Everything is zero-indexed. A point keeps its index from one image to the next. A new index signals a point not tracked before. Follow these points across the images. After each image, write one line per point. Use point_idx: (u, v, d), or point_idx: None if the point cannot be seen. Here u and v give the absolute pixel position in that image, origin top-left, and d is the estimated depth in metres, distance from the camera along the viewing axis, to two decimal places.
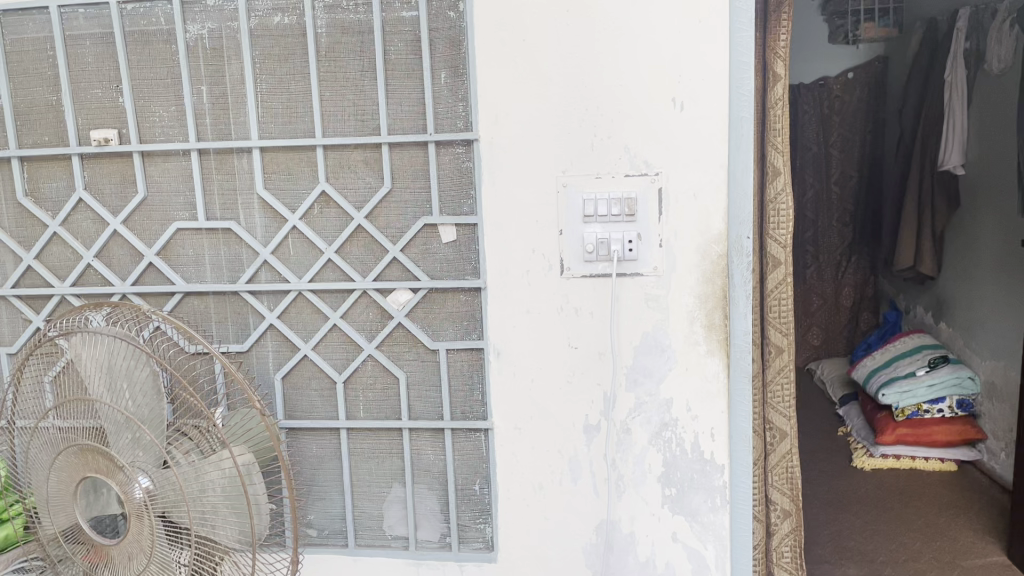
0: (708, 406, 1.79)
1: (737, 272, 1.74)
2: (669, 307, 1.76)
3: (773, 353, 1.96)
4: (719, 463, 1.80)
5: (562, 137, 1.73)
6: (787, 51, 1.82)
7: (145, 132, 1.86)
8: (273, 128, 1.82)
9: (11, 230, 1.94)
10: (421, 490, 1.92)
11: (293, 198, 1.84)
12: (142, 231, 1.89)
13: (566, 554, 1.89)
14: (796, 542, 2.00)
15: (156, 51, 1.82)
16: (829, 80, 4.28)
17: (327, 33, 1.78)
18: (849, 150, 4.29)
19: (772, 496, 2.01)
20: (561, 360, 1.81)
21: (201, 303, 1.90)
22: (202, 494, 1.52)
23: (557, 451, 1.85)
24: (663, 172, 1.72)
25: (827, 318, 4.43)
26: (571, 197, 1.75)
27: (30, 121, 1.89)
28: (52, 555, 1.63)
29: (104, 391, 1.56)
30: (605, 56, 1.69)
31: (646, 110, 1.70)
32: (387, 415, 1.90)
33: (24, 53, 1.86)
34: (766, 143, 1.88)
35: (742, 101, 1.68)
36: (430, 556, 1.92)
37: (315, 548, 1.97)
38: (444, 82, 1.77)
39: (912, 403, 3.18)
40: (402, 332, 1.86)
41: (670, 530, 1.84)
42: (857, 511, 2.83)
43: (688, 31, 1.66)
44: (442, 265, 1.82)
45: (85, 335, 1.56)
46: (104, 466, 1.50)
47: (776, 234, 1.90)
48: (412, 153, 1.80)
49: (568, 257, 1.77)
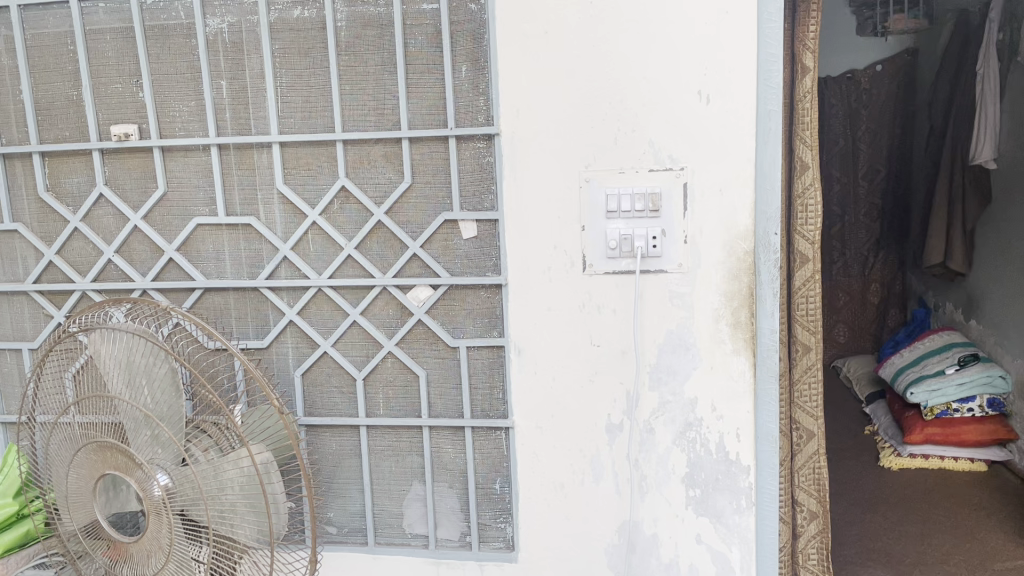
0: (734, 406, 1.75)
1: (764, 270, 1.70)
2: (694, 304, 1.73)
3: (800, 351, 1.92)
4: (744, 464, 1.76)
5: (585, 131, 1.70)
6: (816, 42, 1.77)
7: (165, 128, 1.85)
8: (293, 123, 1.81)
9: (32, 225, 1.94)
10: (441, 489, 1.90)
11: (312, 194, 1.83)
12: (162, 226, 1.88)
13: (589, 555, 1.86)
14: (823, 544, 1.96)
15: (176, 45, 1.81)
16: (856, 73, 4.19)
17: (346, 27, 1.76)
18: (878, 143, 4.21)
19: (798, 497, 1.97)
20: (583, 359, 1.78)
21: (220, 300, 1.89)
22: (220, 492, 1.51)
23: (579, 451, 1.82)
24: (688, 167, 1.68)
25: (854, 314, 4.36)
26: (594, 193, 1.72)
27: (51, 117, 1.89)
28: (72, 551, 1.64)
29: (123, 388, 1.55)
30: (629, 49, 1.66)
31: (671, 102, 1.66)
32: (407, 413, 1.88)
33: (44, 48, 1.86)
34: (794, 137, 1.84)
35: (770, 93, 1.64)
36: (450, 554, 1.90)
37: (334, 545, 1.96)
38: (465, 75, 1.74)
39: (941, 403, 3.12)
40: (422, 329, 1.84)
41: (694, 532, 1.80)
42: (885, 512, 2.78)
43: (714, 22, 1.62)
44: (463, 262, 1.80)
45: (104, 331, 1.56)
46: (123, 464, 1.50)
47: (804, 229, 1.85)
48: (432, 147, 1.77)
49: (591, 253, 1.74)
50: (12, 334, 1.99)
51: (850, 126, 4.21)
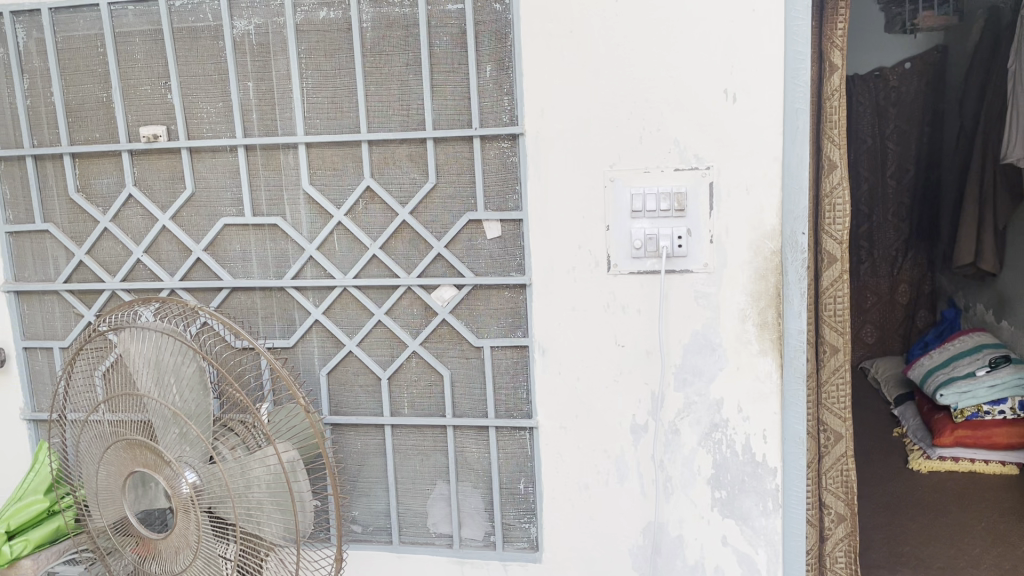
0: (761, 407, 1.73)
1: (791, 269, 1.68)
2: (720, 305, 1.71)
3: (828, 352, 1.90)
4: (771, 466, 1.75)
5: (610, 131, 1.69)
6: (845, 40, 1.75)
7: (192, 129, 1.87)
8: (318, 124, 1.82)
9: (63, 225, 1.97)
10: (465, 488, 1.90)
11: (338, 194, 1.84)
12: (190, 227, 1.90)
13: (613, 556, 1.85)
14: (851, 547, 1.94)
15: (204, 47, 1.83)
16: (885, 71, 4.11)
17: (372, 27, 1.77)
18: (907, 142, 4.15)
19: (825, 499, 1.95)
20: (608, 359, 1.77)
21: (247, 300, 1.90)
22: (247, 490, 1.52)
23: (603, 451, 1.81)
24: (714, 166, 1.67)
25: (882, 315, 4.29)
26: (619, 192, 1.71)
27: (82, 118, 1.91)
28: (102, 547, 1.66)
29: (152, 386, 1.57)
30: (654, 48, 1.65)
31: (696, 101, 1.65)
32: (432, 412, 1.88)
33: (75, 50, 1.89)
34: (822, 135, 1.82)
35: (798, 91, 1.61)
36: (475, 554, 1.91)
37: (359, 544, 1.97)
38: (490, 75, 1.74)
39: (973, 404, 3.07)
40: (447, 329, 1.84)
41: (719, 533, 1.79)
42: (914, 515, 2.74)
43: (740, 20, 1.61)
44: (487, 262, 1.80)
45: (134, 330, 1.57)
46: (152, 461, 1.51)
47: (832, 229, 1.83)
48: (457, 148, 1.78)
49: (615, 253, 1.73)
50: (44, 333, 2.03)
51: (878, 125, 4.15)
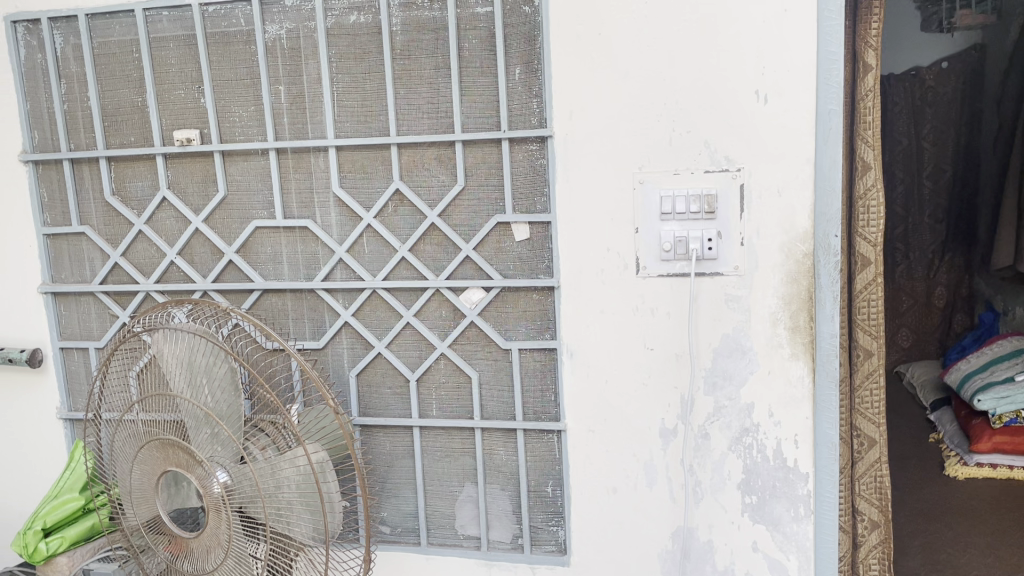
0: (793, 412, 1.71)
1: (824, 272, 1.67)
2: (750, 308, 1.70)
3: (862, 356, 1.87)
4: (803, 472, 1.72)
5: (639, 134, 1.69)
6: (879, 40, 1.72)
7: (225, 133, 1.89)
8: (348, 127, 1.83)
9: (99, 228, 2.00)
10: (493, 490, 1.91)
11: (367, 197, 1.85)
12: (223, 229, 1.93)
13: (642, 560, 1.84)
14: (885, 554, 1.91)
15: (236, 52, 1.85)
16: (921, 71, 4.06)
17: (401, 31, 1.77)
18: (943, 143, 4.07)
19: (859, 505, 1.92)
20: (637, 363, 1.76)
21: (278, 301, 1.92)
22: (278, 490, 1.53)
23: (632, 455, 1.80)
24: (745, 168, 1.65)
25: (918, 319, 4.22)
26: (648, 195, 1.70)
27: (117, 122, 1.95)
28: (135, 545, 1.68)
29: (185, 387, 1.59)
30: (685, 49, 1.64)
31: (727, 102, 1.64)
32: (460, 414, 1.89)
33: (111, 56, 1.92)
34: (855, 136, 1.79)
35: (831, 93, 1.59)
36: (502, 557, 1.91)
37: (388, 545, 1.98)
38: (519, 77, 1.74)
39: (1011, 410, 3.02)
40: (475, 331, 1.84)
41: (751, 539, 1.77)
42: (951, 522, 2.69)
43: (773, 21, 1.59)
44: (515, 264, 1.80)
45: (167, 331, 1.60)
46: (184, 460, 1.54)
47: (866, 231, 1.80)
48: (485, 150, 1.78)
49: (644, 255, 1.72)
50: (80, 333, 2.06)
51: (914, 125, 4.08)
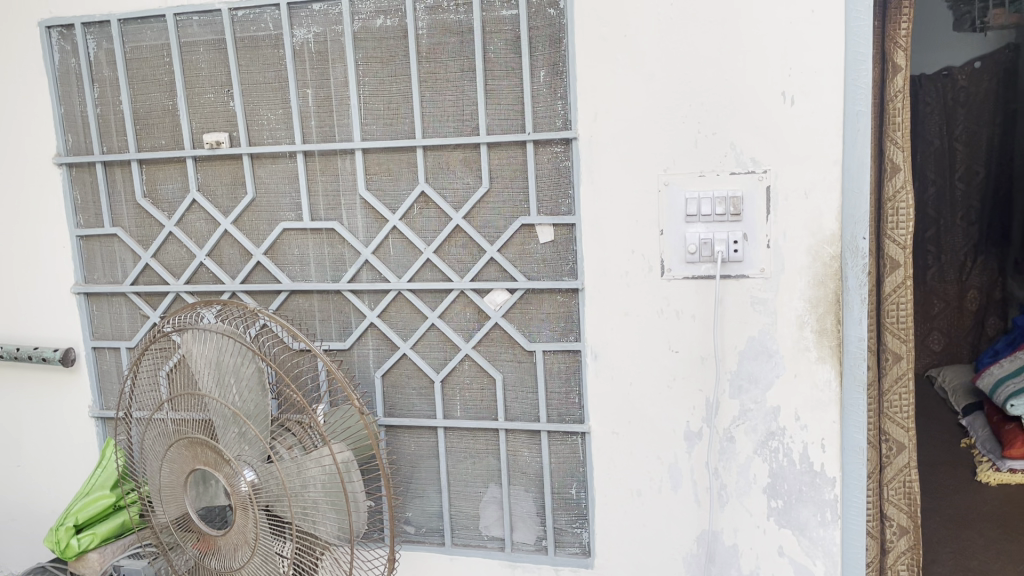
0: (819, 415, 1.70)
1: (851, 274, 1.64)
2: (777, 311, 1.68)
3: (890, 360, 1.86)
4: (830, 476, 1.71)
5: (663, 136, 1.68)
6: (909, 41, 1.70)
7: (254, 135, 1.92)
8: (374, 130, 1.85)
9: (130, 230, 2.04)
10: (517, 492, 1.91)
11: (393, 199, 1.86)
12: (251, 231, 1.95)
13: (667, 563, 1.83)
14: (913, 560, 1.88)
15: (265, 56, 1.87)
16: (953, 71, 4.00)
17: (427, 34, 1.79)
18: (976, 144, 4.01)
19: (887, 511, 1.89)
20: (662, 365, 1.76)
21: (305, 302, 1.95)
22: (303, 489, 1.55)
23: (656, 457, 1.80)
24: (771, 169, 1.64)
25: (950, 321, 4.16)
26: (673, 196, 1.69)
27: (148, 126, 1.98)
28: (164, 542, 1.71)
29: (214, 386, 1.61)
30: (711, 51, 1.63)
31: (753, 104, 1.63)
32: (484, 415, 1.90)
33: (143, 60, 1.95)
34: (884, 138, 1.78)
35: (859, 93, 1.58)
36: (526, 558, 1.91)
37: (412, 545, 1.99)
38: (543, 80, 1.75)
39: None
40: (499, 332, 1.85)
41: (776, 543, 1.76)
42: (982, 529, 2.65)
43: (799, 21, 1.58)
44: (540, 266, 1.81)
45: (197, 331, 1.62)
46: (212, 459, 1.56)
47: (895, 234, 1.79)
48: (511, 153, 1.79)
49: (669, 258, 1.71)
50: (111, 333, 2.10)
51: (946, 126, 4.02)
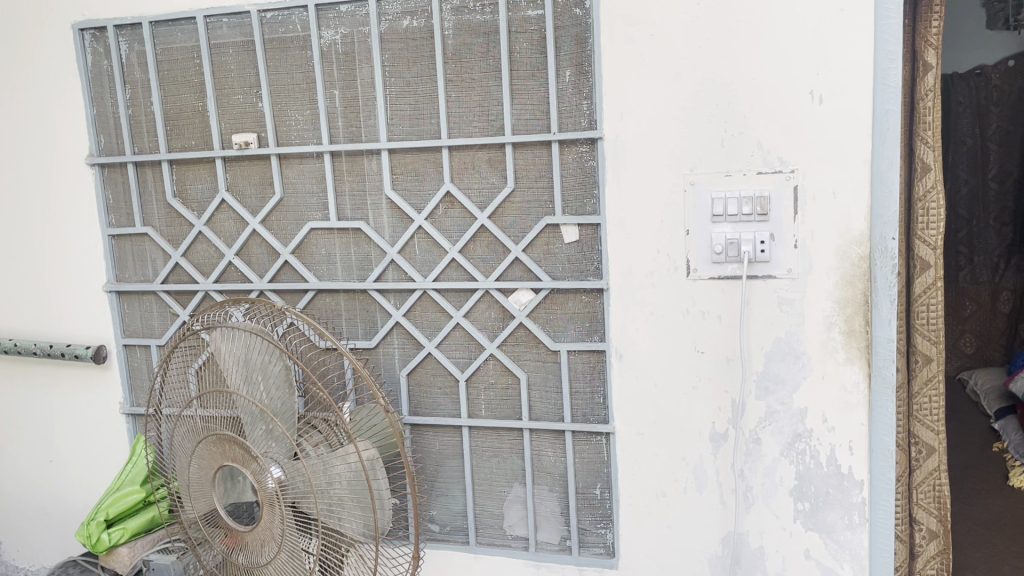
0: (847, 418, 1.68)
1: (880, 274, 1.62)
2: (804, 311, 1.67)
3: (920, 362, 1.83)
4: (857, 478, 1.69)
5: (689, 135, 1.67)
6: (939, 39, 1.69)
7: (282, 136, 1.94)
8: (400, 130, 1.86)
9: (161, 229, 2.07)
10: (541, 491, 1.91)
11: (419, 199, 1.88)
12: (279, 231, 1.97)
13: (691, 564, 1.82)
14: (943, 565, 1.86)
15: (293, 57, 1.89)
16: (986, 69, 3.96)
17: (453, 35, 1.79)
18: (1010, 144, 3.94)
19: (918, 515, 1.87)
20: (687, 366, 1.75)
21: (332, 301, 1.96)
22: (329, 486, 1.56)
23: (681, 458, 1.79)
24: (799, 169, 1.63)
25: (983, 323, 4.09)
26: (699, 196, 1.68)
27: (179, 127, 2.01)
28: (193, 537, 1.73)
29: (241, 383, 1.62)
30: (738, 50, 1.62)
31: (780, 103, 1.62)
32: (509, 415, 1.90)
33: (174, 62, 1.98)
34: (914, 136, 1.75)
35: (889, 92, 1.55)
36: (550, 558, 1.91)
37: (437, 543, 2.00)
38: (569, 80, 1.75)
39: None
40: (524, 332, 1.85)
41: (803, 546, 1.74)
42: (1016, 534, 2.60)
43: (827, 20, 1.57)
44: (565, 266, 1.81)
45: (225, 329, 1.64)
46: (240, 456, 1.58)
47: (925, 234, 1.76)
48: (536, 153, 1.79)
49: (695, 258, 1.71)
50: (142, 331, 2.13)
51: (979, 125, 3.97)
